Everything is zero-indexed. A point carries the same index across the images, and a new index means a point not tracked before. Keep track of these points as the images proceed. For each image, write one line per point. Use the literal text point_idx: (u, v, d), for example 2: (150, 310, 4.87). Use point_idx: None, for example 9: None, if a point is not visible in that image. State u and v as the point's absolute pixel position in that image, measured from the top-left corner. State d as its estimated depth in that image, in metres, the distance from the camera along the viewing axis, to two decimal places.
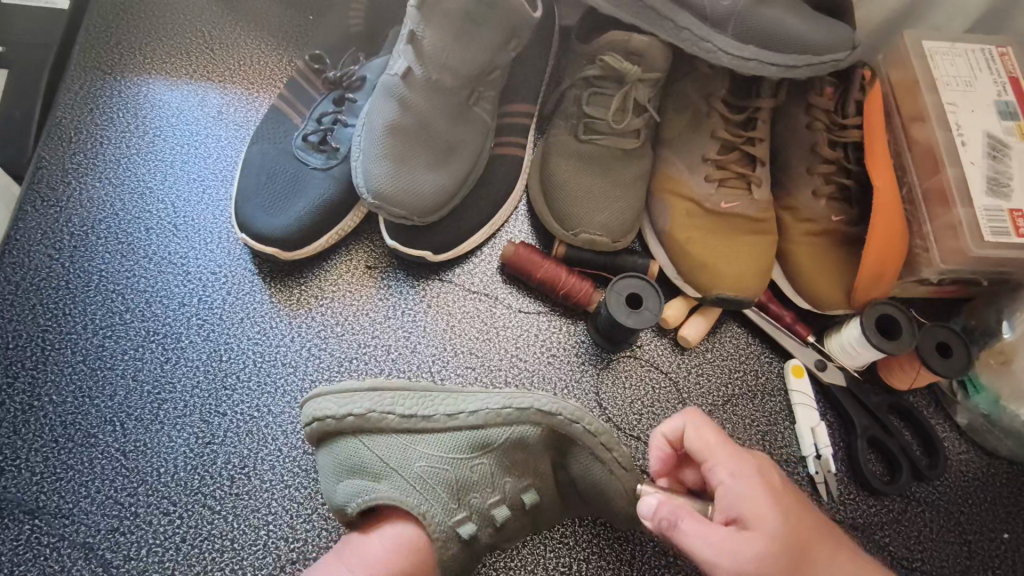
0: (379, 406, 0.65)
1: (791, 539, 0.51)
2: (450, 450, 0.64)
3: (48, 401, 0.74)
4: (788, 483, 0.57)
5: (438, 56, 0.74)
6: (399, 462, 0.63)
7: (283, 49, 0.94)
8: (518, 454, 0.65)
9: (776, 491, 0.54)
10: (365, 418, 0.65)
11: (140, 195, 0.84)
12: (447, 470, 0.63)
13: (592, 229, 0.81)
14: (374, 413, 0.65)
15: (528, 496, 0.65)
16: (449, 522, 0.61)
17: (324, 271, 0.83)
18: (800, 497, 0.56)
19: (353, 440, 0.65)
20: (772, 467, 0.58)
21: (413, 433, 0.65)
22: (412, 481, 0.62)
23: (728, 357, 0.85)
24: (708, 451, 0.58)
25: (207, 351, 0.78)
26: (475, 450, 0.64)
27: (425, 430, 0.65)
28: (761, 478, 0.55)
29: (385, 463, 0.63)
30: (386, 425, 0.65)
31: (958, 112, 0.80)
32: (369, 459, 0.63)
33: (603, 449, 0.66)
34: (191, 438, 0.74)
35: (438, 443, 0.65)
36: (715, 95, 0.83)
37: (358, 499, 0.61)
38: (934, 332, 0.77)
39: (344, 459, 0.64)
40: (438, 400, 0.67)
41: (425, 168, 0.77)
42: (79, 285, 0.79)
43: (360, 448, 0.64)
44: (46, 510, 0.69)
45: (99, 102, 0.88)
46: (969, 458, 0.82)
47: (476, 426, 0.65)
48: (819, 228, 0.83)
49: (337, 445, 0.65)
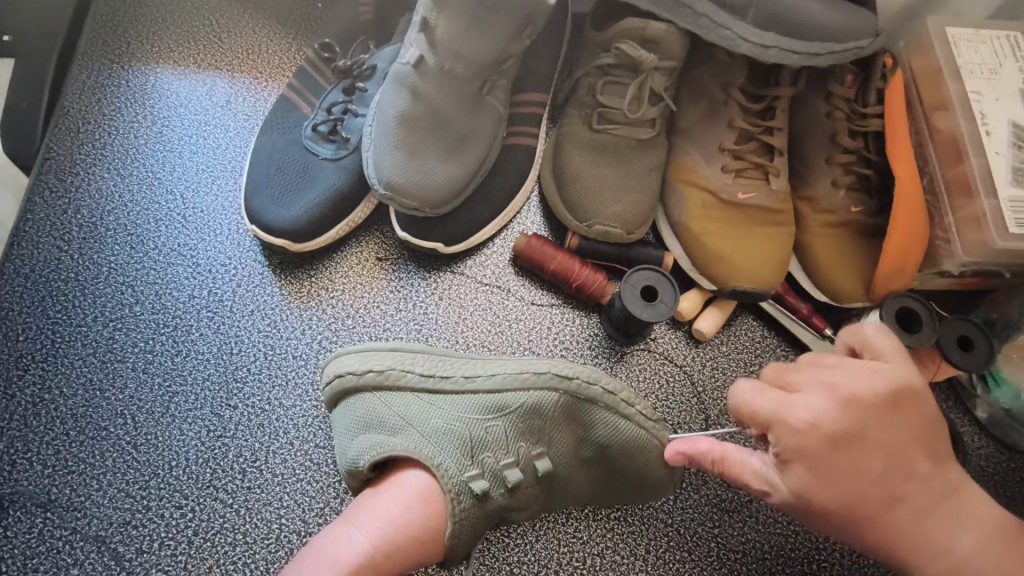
0: (398, 364, 0.67)
1: (835, 508, 0.52)
2: (463, 410, 0.64)
3: (59, 393, 0.73)
4: (850, 443, 0.52)
5: (451, 44, 0.72)
6: (416, 418, 0.63)
7: (293, 38, 0.92)
8: (533, 420, 0.65)
9: (819, 463, 0.52)
10: (383, 375, 0.66)
11: (149, 186, 0.83)
12: (461, 428, 0.62)
13: (606, 221, 0.79)
14: (393, 370, 0.66)
15: (541, 463, 0.63)
16: (462, 477, 0.59)
17: (336, 263, 0.82)
18: (863, 448, 0.52)
19: (373, 396, 0.65)
20: (842, 420, 0.52)
21: (432, 392, 0.65)
22: (426, 434, 0.61)
23: (744, 350, 0.83)
24: (752, 412, 0.55)
25: (217, 344, 0.77)
26: (491, 412, 0.64)
27: (442, 390, 0.65)
28: (806, 446, 0.52)
29: (403, 419, 0.63)
30: (406, 383, 0.66)
31: (982, 101, 0.78)
32: (388, 415, 0.63)
33: (625, 405, 0.67)
34: (203, 431, 0.73)
35: (452, 404, 0.65)
36: (732, 83, 0.82)
37: (374, 451, 0.60)
38: (955, 325, 0.75)
39: (361, 416, 0.64)
40: (454, 366, 0.67)
41: (437, 158, 0.76)
42: (88, 277, 0.78)
43: (379, 404, 0.64)
44: (58, 503, 0.69)
45: (106, 92, 0.87)
46: (989, 453, 0.81)
47: (494, 389, 0.65)
48: (838, 220, 0.81)
49: (356, 401, 0.66)
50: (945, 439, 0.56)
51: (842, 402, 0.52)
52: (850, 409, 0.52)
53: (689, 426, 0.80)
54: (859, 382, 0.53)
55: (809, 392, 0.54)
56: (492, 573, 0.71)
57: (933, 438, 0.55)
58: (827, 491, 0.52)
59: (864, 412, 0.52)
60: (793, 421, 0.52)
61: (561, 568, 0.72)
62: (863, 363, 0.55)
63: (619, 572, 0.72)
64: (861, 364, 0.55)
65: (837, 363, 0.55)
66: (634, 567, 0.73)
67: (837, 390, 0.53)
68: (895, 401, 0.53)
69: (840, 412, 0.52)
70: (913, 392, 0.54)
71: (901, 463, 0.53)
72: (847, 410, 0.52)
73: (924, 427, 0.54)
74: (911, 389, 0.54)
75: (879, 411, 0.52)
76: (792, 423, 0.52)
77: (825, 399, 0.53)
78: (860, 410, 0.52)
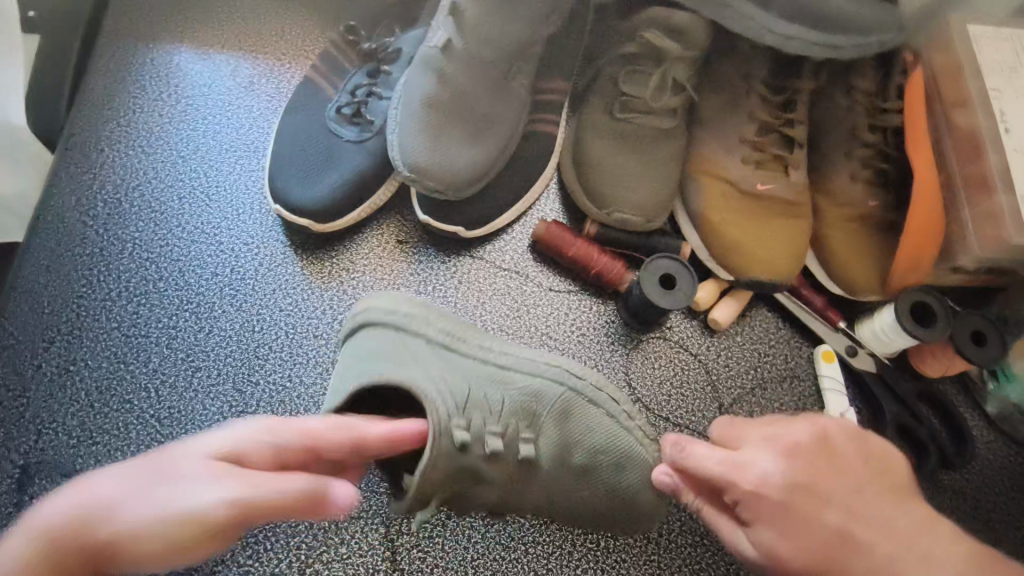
0: (426, 315, 0.68)
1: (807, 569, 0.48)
2: (470, 376, 0.64)
3: (84, 365, 0.75)
4: (803, 494, 0.49)
5: (479, 29, 0.76)
6: (427, 364, 0.63)
7: (316, 20, 0.93)
8: (532, 406, 0.65)
9: (779, 519, 0.49)
10: (409, 318, 0.67)
11: (174, 164, 0.84)
12: (465, 389, 0.62)
13: (626, 209, 0.80)
14: (421, 318, 0.67)
15: (524, 447, 0.63)
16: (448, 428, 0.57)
17: (357, 244, 0.82)
18: (823, 498, 0.49)
19: (394, 333, 0.66)
20: (793, 471, 0.50)
21: (447, 351, 0.66)
22: (433, 378, 0.61)
23: (759, 340, 0.84)
24: (703, 473, 0.53)
25: (239, 322, 0.78)
26: (497, 385, 0.64)
27: (456, 351, 0.66)
28: (762, 504, 0.50)
29: (414, 361, 0.63)
30: (425, 332, 0.66)
31: (1002, 98, 0.78)
32: (401, 353, 0.64)
33: (626, 418, 0.66)
34: (225, 406, 0.74)
35: (460, 367, 0.65)
36: (754, 76, 0.83)
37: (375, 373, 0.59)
38: (968, 320, 0.75)
39: (375, 347, 0.65)
40: (471, 336, 0.68)
41: (462, 141, 0.77)
42: (114, 253, 0.79)
43: (398, 342, 0.65)
44: (83, 473, 0.70)
45: (131, 69, 0.88)
46: (998, 447, 0.82)
47: (505, 366, 0.66)
48: (855, 213, 0.82)
49: (373, 332, 0.66)
50: (906, 477, 0.52)
51: (786, 452, 0.51)
52: (795, 455, 0.51)
53: (703, 414, 0.81)
54: (797, 431, 0.53)
55: (755, 447, 0.52)
56: (508, 551, 0.72)
57: (892, 478, 0.52)
58: (791, 549, 0.49)
59: (810, 457, 0.51)
60: (746, 480, 0.51)
61: (574, 549, 0.73)
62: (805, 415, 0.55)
63: (632, 553, 0.74)
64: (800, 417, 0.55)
65: (778, 420, 0.55)
66: (647, 550, 0.74)
67: (780, 441, 0.52)
68: (842, 448, 0.52)
69: (789, 463, 0.51)
70: (856, 433, 0.53)
71: (860, 509, 0.49)
72: (793, 458, 0.51)
73: (874, 465, 0.52)
74: (852, 433, 0.53)
75: (823, 457, 0.51)
76: (744, 481, 0.51)
77: (778, 442, 0.52)
78: (803, 457, 0.51)
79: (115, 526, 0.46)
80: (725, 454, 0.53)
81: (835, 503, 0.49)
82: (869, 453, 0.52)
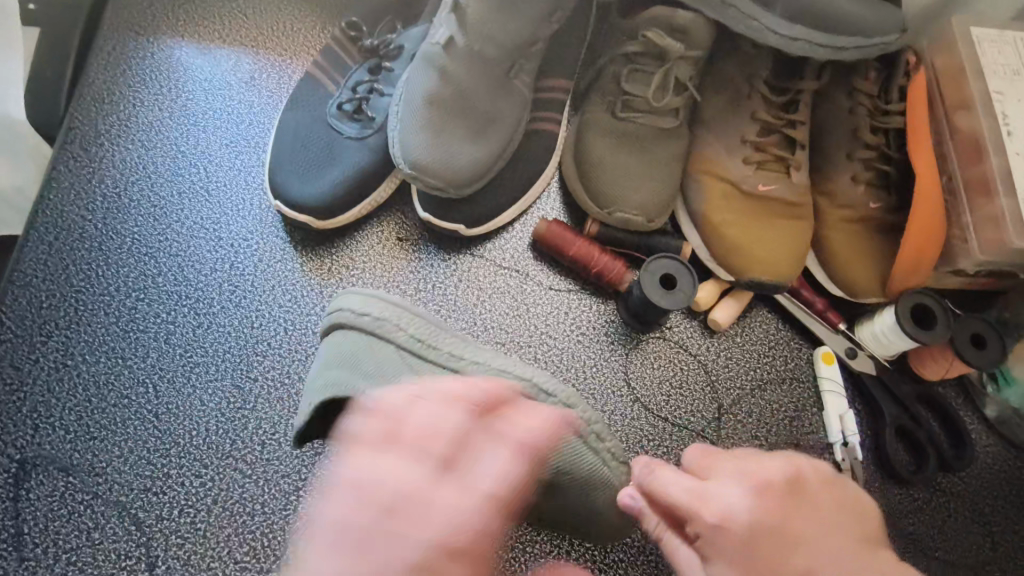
0: (394, 319, 0.62)
1: None
2: (441, 385, 0.59)
3: (82, 359, 0.74)
4: (768, 532, 0.50)
5: (481, 26, 0.75)
6: (393, 375, 0.59)
7: (317, 16, 0.92)
8: None
9: (736, 556, 0.50)
10: (375, 322, 0.62)
11: (174, 159, 0.84)
12: None
13: (627, 208, 0.80)
14: (388, 322, 0.62)
15: None
16: None
17: (356, 241, 0.82)
18: (788, 538, 0.50)
19: (358, 339, 0.62)
20: (757, 510, 0.51)
21: (417, 357, 0.61)
22: (392, 396, 0.58)
23: (759, 341, 0.84)
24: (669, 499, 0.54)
25: (238, 318, 0.78)
26: None
27: (428, 358, 0.61)
28: (721, 539, 0.51)
29: (379, 373, 0.59)
30: (393, 338, 0.61)
31: (1004, 101, 0.78)
32: (367, 361, 0.60)
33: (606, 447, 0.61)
34: (223, 402, 0.74)
35: (431, 376, 0.60)
36: (756, 76, 0.83)
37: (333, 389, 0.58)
38: (969, 324, 0.75)
39: (339, 354, 0.61)
40: (442, 340, 0.62)
41: (462, 139, 0.76)
42: (113, 247, 0.79)
43: (363, 349, 0.61)
44: (80, 467, 0.70)
45: (132, 64, 0.88)
46: (997, 451, 0.82)
47: (479, 380, 0.60)
48: (856, 215, 0.82)
49: (340, 338, 0.63)
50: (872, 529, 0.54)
51: (756, 488, 0.53)
52: (764, 492, 0.52)
53: (702, 414, 0.80)
54: (768, 468, 0.54)
55: (725, 480, 0.54)
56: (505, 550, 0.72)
57: (857, 525, 0.53)
58: None
59: (778, 495, 0.52)
60: (710, 511, 0.52)
61: (572, 549, 0.73)
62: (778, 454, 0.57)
63: (630, 554, 0.73)
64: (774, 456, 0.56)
65: (753, 456, 0.57)
66: (645, 551, 0.74)
67: (751, 476, 0.54)
68: (810, 490, 0.54)
69: (755, 500, 0.52)
70: (825, 479, 0.55)
71: (824, 552, 0.50)
72: (762, 495, 0.52)
73: (841, 511, 0.53)
74: (820, 477, 0.55)
75: (792, 498, 0.52)
76: (707, 513, 0.52)
77: (748, 477, 0.54)
78: (773, 494, 0.52)
79: (441, 546, 0.46)
80: (693, 484, 0.54)
81: (796, 544, 0.50)
82: (837, 500, 0.54)
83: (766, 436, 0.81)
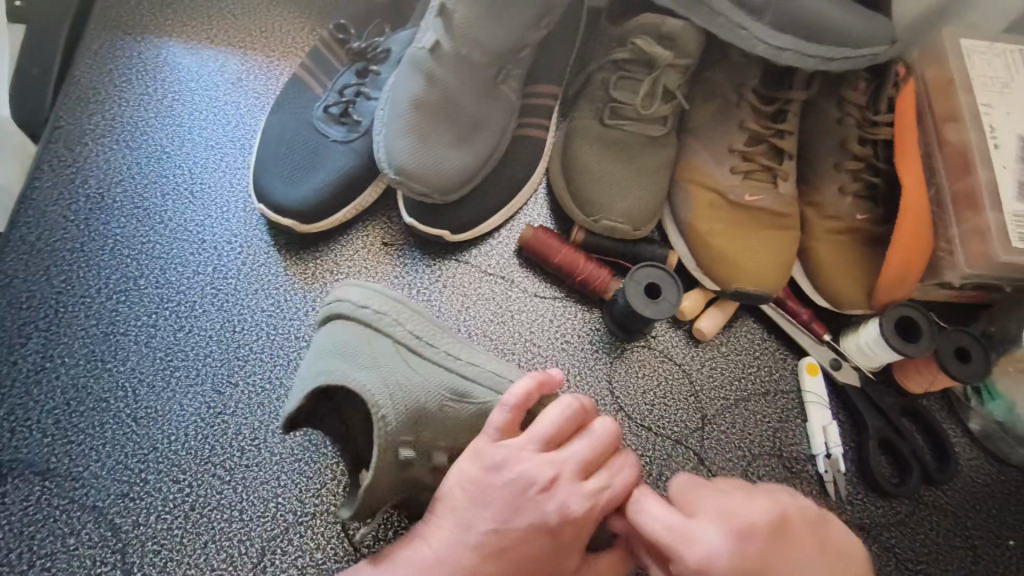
0: (393, 314, 0.64)
1: None
2: (432, 380, 0.62)
3: (61, 362, 0.74)
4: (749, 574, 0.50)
5: (468, 31, 0.75)
6: (387, 366, 0.60)
7: (306, 18, 0.92)
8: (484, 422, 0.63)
9: None
10: (377, 316, 0.63)
11: (159, 160, 0.83)
12: (421, 396, 0.60)
13: (613, 216, 0.79)
14: (388, 316, 0.64)
15: None
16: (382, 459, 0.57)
17: (340, 246, 0.82)
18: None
19: (358, 330, 0.63)
20: (739, 552, 0.51)
21: (412, 351, 0.63)
22: (389, 383, 0.59)
23: (744, 351, 0.84)
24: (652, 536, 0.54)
25: (220, 322, 0.77)
26: (455, 394, 0.62)
27: (421, 353, 0.63)
28: None
29: (374, 363, 0.60)
30: (392, 331, 0.63)
31: (992, 114, 0.78)
32: (362, 351, 0.61)
33: None
34: (203, 407, 0.74)
35: (423, 369, 0.62)
36: (745, 85, 0.82)
37: (330, 374, 0.57)
38: (953, 337, 0.75)
39: (339, 342, 0.62)
40: (438, 340, 0.65)
41: (448, 144, 0.76)
42: (94, 249, 0.78)
43: (361, 339, 0.62)
44: (57, 471, 0.69)
45: (119, 63, 0.87)
46: (981, 465, 0.81)
47: (470, 376, 0.63)
48: (843, 226, 0.81)
49: (338, 328, 0.63)
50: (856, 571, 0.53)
51: (738, 530, 0.52)
52: (746, 534, 0.52)
53: (685, 425, 0.80)
54: (752, 511, 0.54)
55: (707, 520, 0.53)
56: None
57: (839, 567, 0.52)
58: None
59: (759, 535, 0.52)
60: (691, 553, 0.52)
61: None
62: (761, 492, 0.57)
63: None
64: (757, 496, 0.56)
65: (734, 493, 0.57)
66: None
67: (733, 518, 0.53)
68: (793, 531, 0.53)
69: (736, 543, 0.51)
70: (811, 520, 0.55)
71: None
72: (743, 537, 0.52)
73: (826, 554, 0.53)
74: (806, 517, 0.55)
75: (774, 541, 0.52)
76: (688, 554, 0.52)
77: (729, 518, 0.53)
78: (754, 536, 0.52)
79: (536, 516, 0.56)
80: (675, 521, 0.54)
81: None
82: (820, 542, 0.53)
83: (749, 447, 0.80)
